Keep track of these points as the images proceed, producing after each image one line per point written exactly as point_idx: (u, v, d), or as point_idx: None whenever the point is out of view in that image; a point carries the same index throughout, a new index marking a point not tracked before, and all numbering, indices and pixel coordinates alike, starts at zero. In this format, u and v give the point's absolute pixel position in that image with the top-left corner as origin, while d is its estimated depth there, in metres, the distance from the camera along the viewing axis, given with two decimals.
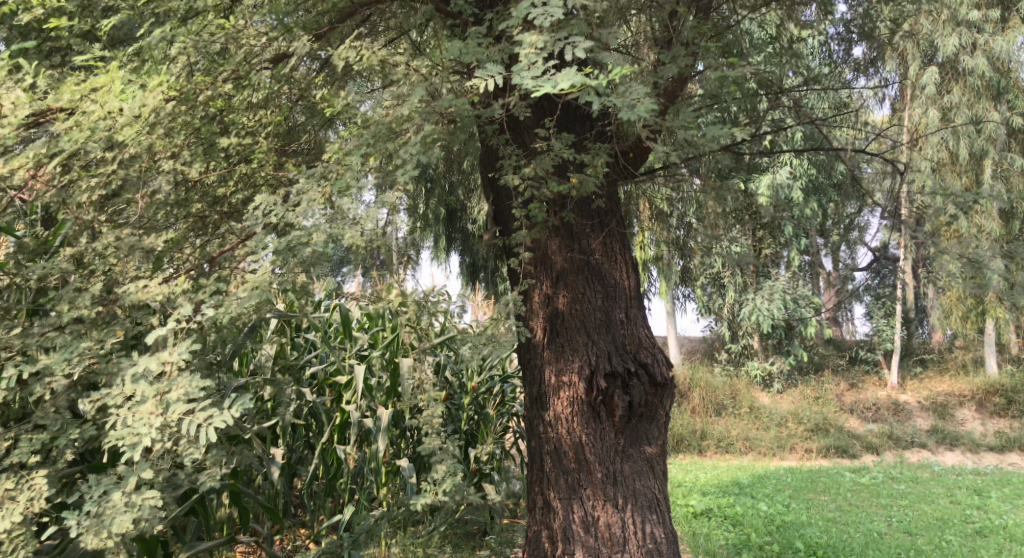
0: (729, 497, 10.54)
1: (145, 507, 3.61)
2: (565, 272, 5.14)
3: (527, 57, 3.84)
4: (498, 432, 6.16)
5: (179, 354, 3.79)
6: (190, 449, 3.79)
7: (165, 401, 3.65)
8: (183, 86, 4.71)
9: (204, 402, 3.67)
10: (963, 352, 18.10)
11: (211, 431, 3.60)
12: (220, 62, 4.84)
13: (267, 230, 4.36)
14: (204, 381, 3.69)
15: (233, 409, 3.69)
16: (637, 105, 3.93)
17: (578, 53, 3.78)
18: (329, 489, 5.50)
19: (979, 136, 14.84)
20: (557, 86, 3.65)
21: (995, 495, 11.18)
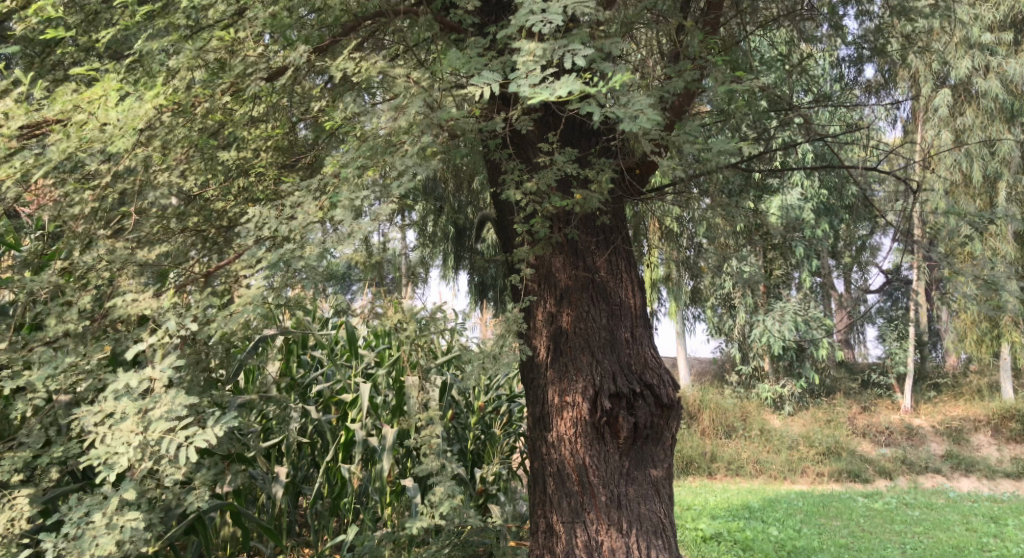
0: (739, 521, 10.40)
1: (126, 529, 3.57)
2: (569, 290, 5.07)
3: (526, 65, 3.77)
4: (504, 452, 6.08)
5: (163, 370, 3.75)
6: (172, 469, 3.71)
7: (146, 420, 3.61)
8: (181, 98, 4.70)
9: (186, 420, 3.63)
10: (978, 376, 17.91)
11: (191, 450, 3.55)
12: (219, 74, 4.84)
13: (261, 245, 4.31)
14: (188, 399, 3.65)
15: (216, 428, 3.64)
16: (640, 116, 3.85)
17: (578, 60, 3.71)
18: (333, 509, 5.39)
19: (992, 159, 14.75)
20: (556, 93, 3.58)
21: (1011, 522, 11.00)
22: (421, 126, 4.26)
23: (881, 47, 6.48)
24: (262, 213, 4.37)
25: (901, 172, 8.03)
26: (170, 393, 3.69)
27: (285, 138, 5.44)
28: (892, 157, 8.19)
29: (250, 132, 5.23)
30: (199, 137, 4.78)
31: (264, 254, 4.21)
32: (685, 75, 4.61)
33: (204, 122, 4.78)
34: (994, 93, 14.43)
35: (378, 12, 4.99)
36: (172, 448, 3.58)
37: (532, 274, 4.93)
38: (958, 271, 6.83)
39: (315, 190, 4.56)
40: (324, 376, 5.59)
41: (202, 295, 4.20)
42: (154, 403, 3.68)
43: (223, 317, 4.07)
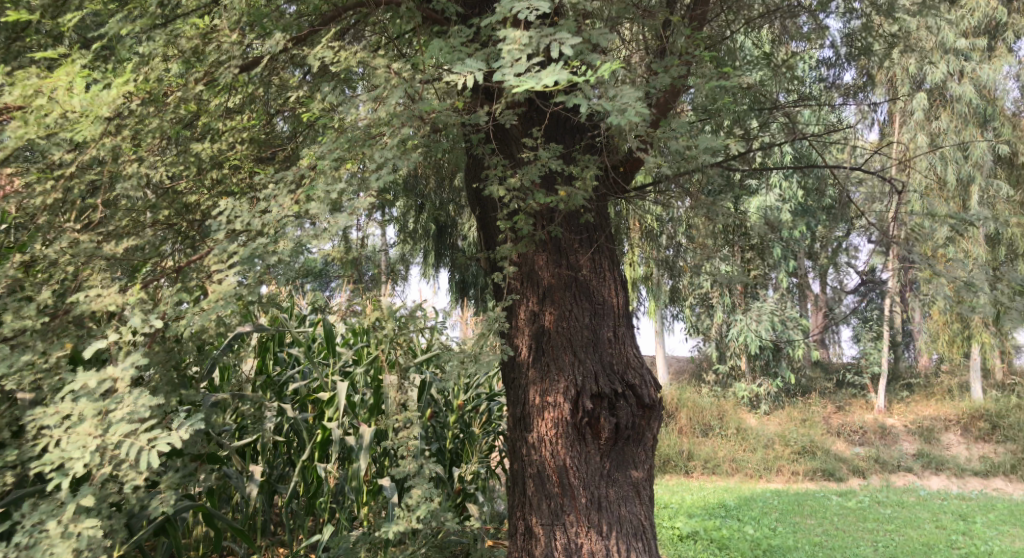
0: (715, 520, 10.40)
1: (83, 537, 3.47)
2: (551, 288, 5.01)
3: (511, 53, 3.69)
4: (483, 451, 6.01)
5: (126, 370, 3.65)
6: (132, 474, 3.60)
7: (106, 422, 3.51)
8: (153, 87, 4.62)
9: (149, 422, 3.53)
10: (950, 377, 18.04)
11: (153, 454, 3.44)
12: (194, 63, 4.76)
13: (233, 238, 4.19)
14: (151, 400, 3.55)
15: (181, 430, 3.53)
16: (628, 109, 3.78)
17: (564, 49, 3.63)
18: (308, 509, 5.31)
19: (966, 162, 14.89)
20: (542, 82, 3.49)
21: (981, 520, 11.08)
22: (400, 117, 4.17)
23: (864, 48, 6.45)
24: (235, 206, 4.26)
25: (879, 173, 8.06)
26: (133, 393, 3.59)
27: (261, 131, 5.35)
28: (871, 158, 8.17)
29: (225, 124, 5.10)
30: (173, 128, 4.69)
31: (237, 247, 4.11)
32: (672, 70, 4.55)
33: (176, 113, 4.69)
34: (967, 98, 14.54)
35: (358, 3, 4.90)
36: (133, 451, 3.47)
37: (514, 272, 4.86)
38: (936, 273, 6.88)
39: (291, 183, 4.46)
40: (300, 374, 5.49)
41: (171, 291, 4.09)
42: (115, 404, 3.57)
43: (192, 313, 3.96)
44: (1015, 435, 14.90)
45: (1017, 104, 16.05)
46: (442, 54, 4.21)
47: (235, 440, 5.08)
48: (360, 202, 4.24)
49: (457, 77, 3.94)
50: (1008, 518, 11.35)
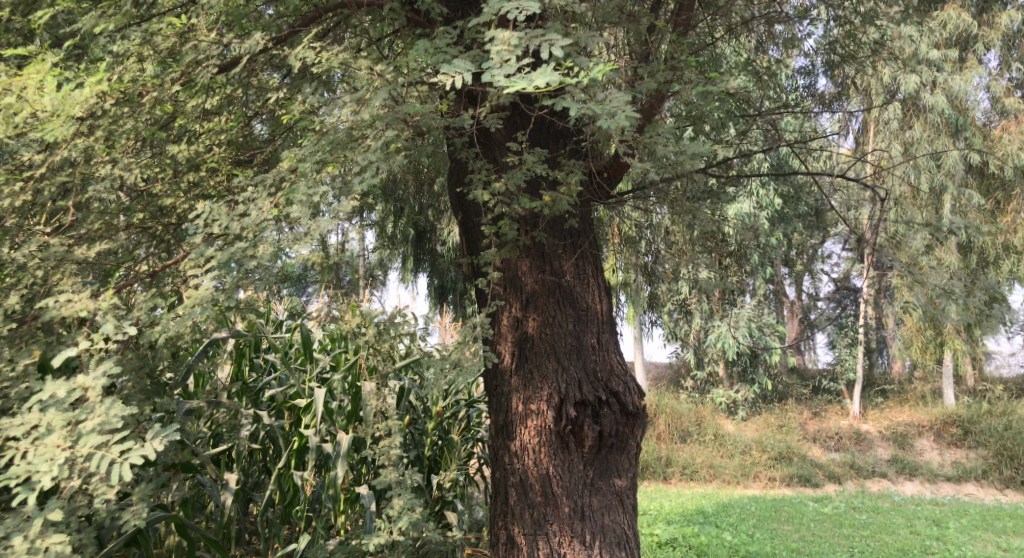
0: (693, 526, 10.38)
1: (50, 553, 3.37)
2: (535, 294, 4.96)
3: (501, 54, 3.65)
4: (462, 458, 5.95)
5: (97, 379, 3.56)
6: (102, 488, 3.51)
7: (75, 433, 3.42)
8: (127, 87, 4.56)
9: (121, 434, 3.44)
10: (923, 383, 18.18)
11: (125, 467, 3.35)
12: (170, 64, 4.69)
13: (210, 242, 4.11)
14: (124, 410, 3.46)
15: (154, 442, 3.45)
16: (618, 113, 3.76)
17: (555, 51, 3.60)
18: (285, 518, 5.18)
19: (939, 171, 15.04)
20: (533, 83, 3.46)
21: (953, 526, 11.15)
22: (383, 119, 4.11)
23: (844, 56, 6.47)
24: (212, 209, 4.18)
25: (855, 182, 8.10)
26: (105, 403, 3.51)
27: (239, 133, 5.27)
28: (848, 166, 8.21)
29: (203, 126, 5.02)
30: (149, 129, 4.62)
31: (215, 252, 4.04)
32: (658, 75, 4.54)
33: (151, 113, 4.62)
34: (940, 108, 14.69)
35: (339, 4, 4.85)
36: (104, 464, 3.38)
37: (498, 278, 4.81)
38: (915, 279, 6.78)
39: (269, 186, 4.39)
40: (276, 380, 5.41)
41: (144, 297, 4.00)
42: (85, 414, 3.48)
43: (167, 319, 3.88)
44: (987, 440, 14.73)
45: (987, 115, 16.25)
46: (428, 55, 4.17)
47: (211, 447, 4.99)
48: (341, 206, 4.17)
49: (444, 78, 3.88)
50: (981, 523, 11.42)
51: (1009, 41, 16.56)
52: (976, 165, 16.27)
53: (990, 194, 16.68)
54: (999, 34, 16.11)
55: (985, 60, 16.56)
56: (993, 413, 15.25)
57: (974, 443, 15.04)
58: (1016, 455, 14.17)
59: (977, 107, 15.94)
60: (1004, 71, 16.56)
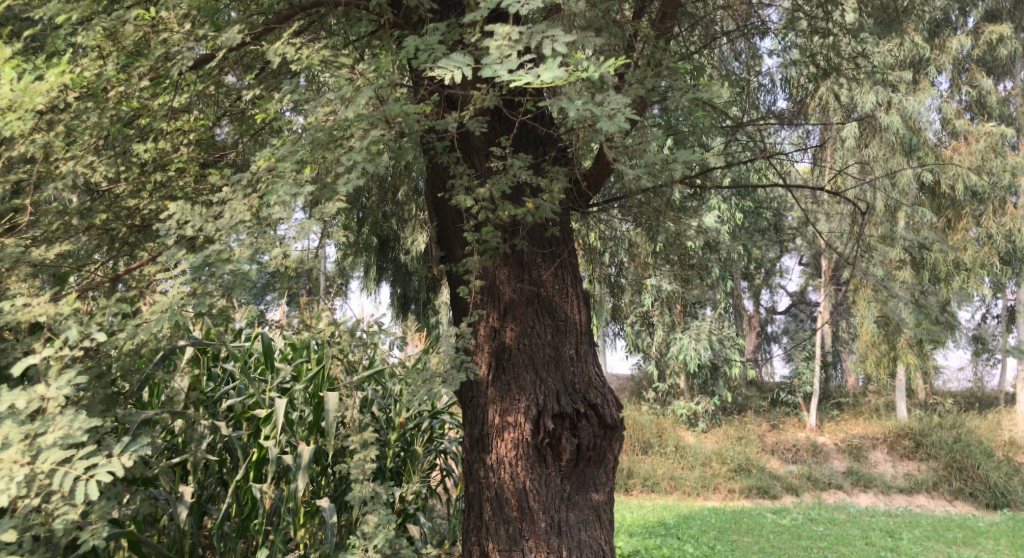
0: (655, 538, 10.34)
1: None
2: (513, 304, 4.89)
3: (501, 49, 3.56)
4: (424, 470, 5.82)
5: (58, 389, 3.44)
6: (63, 508, 3.36)
7: (35, 448, 3.28)
8: (91, 81, 4.42)
9: (85, 449, 3.31)
10: (876, 397, 18.40)
11: (91, 485, 3.22)
12: (137, 60, 4.58)
13: (180, 244, 3.97)
14: (87, 423, 3.34)
15: (121, 458, 3.32)
16: (617, 115, 3.67)
17: (558, 47, 3.52)
18: (241, 531, 5.07)
19: (894, 189, 15.28)
20: (538, 78, 3.35)
21: (907, 537, 11.25)
22: (366, 119, 4.01)
23: (815, 73, 6.49)
24: (183, 209, 4.05)
25: (815, 198, 8.17)
26: (67, 416, 3.37)
27: (208, 134, 5.15)
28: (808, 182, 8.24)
29: (169, 124, 4.87)
30: (114, 127, 4.48)
31: (183, 255, 3.91)
32: (648, 80, 4.45)
33: (116, 109, 4.48)
34: (894, 127, 14.92)
35: (314, 3, 4.74)
36: (68, 481, 3.25)
37: (478, 286, 4.72)
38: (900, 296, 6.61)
39: (242, 187, 4.27)
40: (236, 390, 5.26)
41: (110, 301, 3.86)
42: (45, 427, 3.35)
43: (133, 326, 3.74)
44: (937, 453, 15.01)
45: (939, 136, 16.55)
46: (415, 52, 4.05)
47: (169, 458, 4.83)
48: (311, 211, 4.05)
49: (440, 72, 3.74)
50: (934, 534, 11.54)
51: (958, 66, 17.07)
52: (930, 184, 16.57)
53: (941, 213, 17.02)
54: (950, 57, 16.47)
55: (937, 83, 16.90)
56: (944, 425, 15.46)
57: (926, 456, 15.24)
58: (965, 467, 14.50)
59: (930, 128, 16.27)
60: (955, 94, 16.91)
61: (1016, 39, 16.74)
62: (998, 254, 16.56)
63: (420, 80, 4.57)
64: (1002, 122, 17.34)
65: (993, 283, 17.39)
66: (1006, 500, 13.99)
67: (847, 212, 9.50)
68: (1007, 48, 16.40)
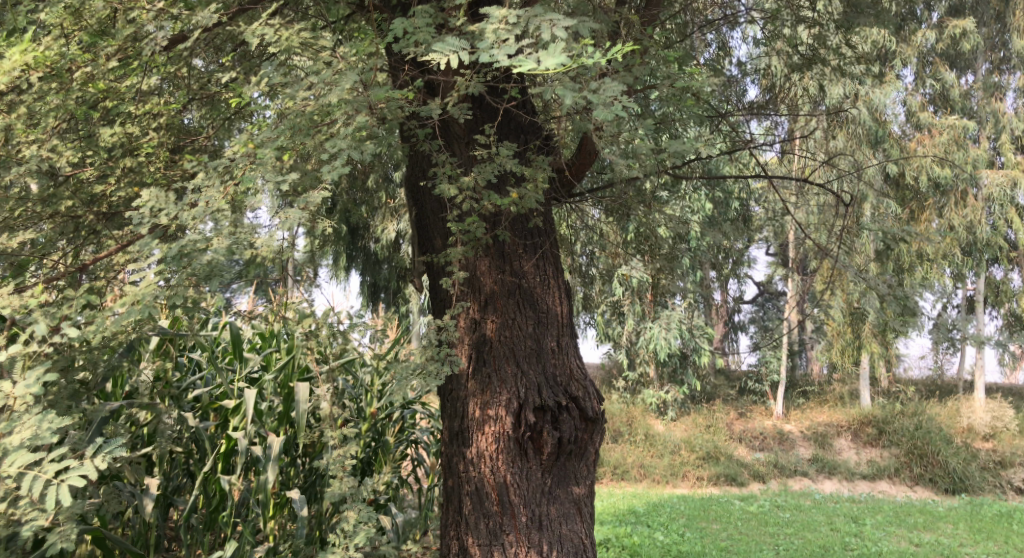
0: (625, 526, 10.35)
1: None
2: (494, 295, 4.82)
3: (497, 33, 3.49)
4: (396, 460, 5.75)
5: (27, 388, 3.35)
6: (33, 513, 3.27)
7: (3, 450, 3.21)
8: (55, 62, 4.28)
9: (56, 452, 3.23)
10: (840, 386, 18.58)
11: (63, 490, 3.15)
12: (104, 39, 4.46)
13: (154, 233, 3.86)
14: (58, 424, 3.26)
15: (95, 462, 3.24)
16: (614, 104, 3.56)
17: (557, 32, 3.42)
18: (208, 523, 4.97)
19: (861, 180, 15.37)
20: (539, 64, 3.20)
21: (870, 522, 11.36)
22: (349, 105, 3.90)
23: (794, 64, 6.43)
24: (157, 196, 3.92)
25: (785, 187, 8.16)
26: (37, 416, 3.30)
27: (178, 119, 5.01)
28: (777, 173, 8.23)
29: (137, 108, 4.74)
30: (78, 110, 4.35)
31: (156, 244, 3.81)
32: (636, 68, 4.38)
33: (81, 90, 4.37)
34: (861, 119, 14.97)
35: None
36: (39, 486, 3.18)
37: (460, 278, 4.64)
38: (870, 285, 6.60)
39: (217, 173, 4.15)
40: (203, 380, 5.15)
41: (80, 292, 3.74)
42: (14, 428, 3.27)
43: (103, 318, 3.64)
44: (899, 440, 15.17)
45: (904, 128, 16.70)
46: (400, 34, 3.94)
47: (135, 449, 4.72)
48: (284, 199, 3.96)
49: (430, 56, 3.57)
50: (897, 519, 11.68)
51: (922, 59, 17.27)
52: (895, 176, 16.74)
53: (906, 205, 17.19)
54: (915, 50, 16.61)
55: (902, 76, 17.03)
56: (906, 413, 15.62)
57: (889, 443, 15.39)
58: (925, 454, 14.76)
59: (895, 120, 16.40)
60: (919, 87, 17.06)
61: (977, 33, 16.91)
62: (960, 245, 16.76)
63: (402, 65, 4.47)
64: (964, 115, 17.53)
65: (953, 273, 17.60)
66: (964, 485, 14.30)
67: (814, 202, 9.52)
68: (970, 42, 16.54)
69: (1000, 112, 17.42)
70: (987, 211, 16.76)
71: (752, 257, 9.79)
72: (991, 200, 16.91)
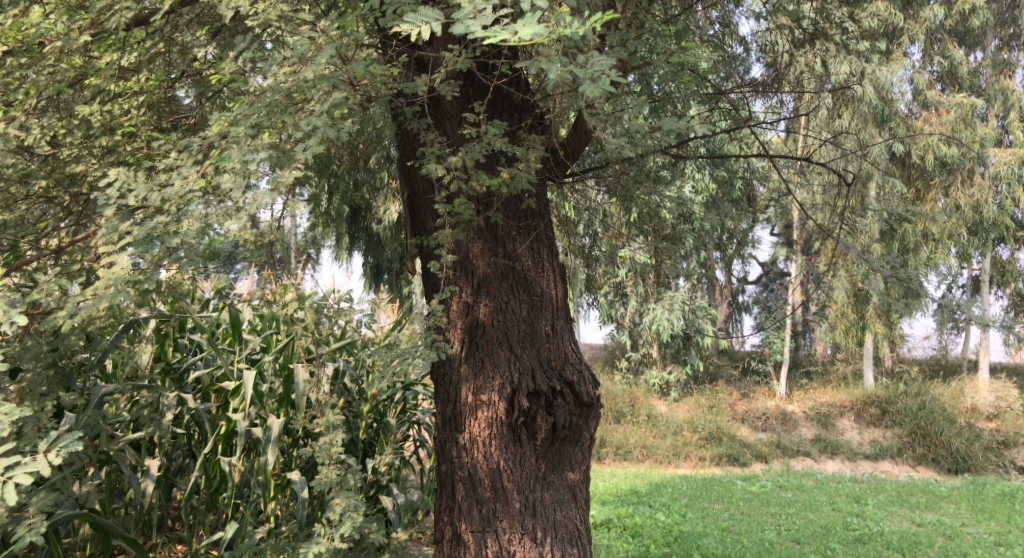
0: (628, 507, 10.32)
1: None
2: (487, 278, 4.76)
3: (475, 3, 3.30)
4: (398, 441, 5.72)
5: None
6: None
7: None
8: (25, 34, 4.30)
9: (6, 446, 3.26)
10: (844, 365, 18.52)
11: (8, 488, 3.18)
12: (78, 12, 4.42)
13: (121, 214, 3.78)
14: (9, 417, 3.27)
15: (46, 458, 3.27)
16: (601, 78, 3.41)
17: (537, 1, 3.24)
18: (210, 504, 4.96)
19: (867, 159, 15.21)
20: (516, 35, 3.03)
21: (872, 502, 11.32)
22: (329, 81, 3.80)
23: (797, 40, 6.31)
24: (126, 175, 3.85)
25: (790, 168, 8.06)
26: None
27: (162, 97, 4.89)
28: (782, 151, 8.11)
29: (117, 85, 4.66)
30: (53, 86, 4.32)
31: (124, 225, 3.70)
32: (632, 43, 4.25)
33: (52, 66, 4.38)
34: (868, 97, 14.81)
35: None
36: None
37: (450, 260, 4.58)
38: (873, 267, 6.50)
39: (194, 151, 4.09)
40: (204, 361, 5.12)
41: (53, 276, 3.66)
42: None
43: (75, 302, 3.53)
44: (901, 419, 15.11)
45: (910, 107, 16.53)
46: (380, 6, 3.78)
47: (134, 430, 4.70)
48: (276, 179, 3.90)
49: (405, 28, 3.41)
50: (899, 499, 11.63)
51: (930, 36, 17.07)
52: (901, 155, 16.58)
53: (911, 184, 17.01)
54: (923, 27, 16.40)
55: (909, 54, 16.84)
56: (909, 393, 15.55)
57: (893, 423, 15.32)
58: (928, 434, 14.70)
59: (901, 99, 16.23)
60: (927, 64, 16.91)
61: (987, 10, 16.73)
62: (966, 224, 16.62)
63: (391, 42, 4.39)
64: (972, 93, 17.35)
65: (959, 252, 17.49)
66: (967, 465, 14.31)
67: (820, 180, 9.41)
68: (979, 19, 16.34)
69: (1009, 89, 17.19)
70: (994, 190, 16.61)
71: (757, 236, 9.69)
72: (998, 179, 16.75)
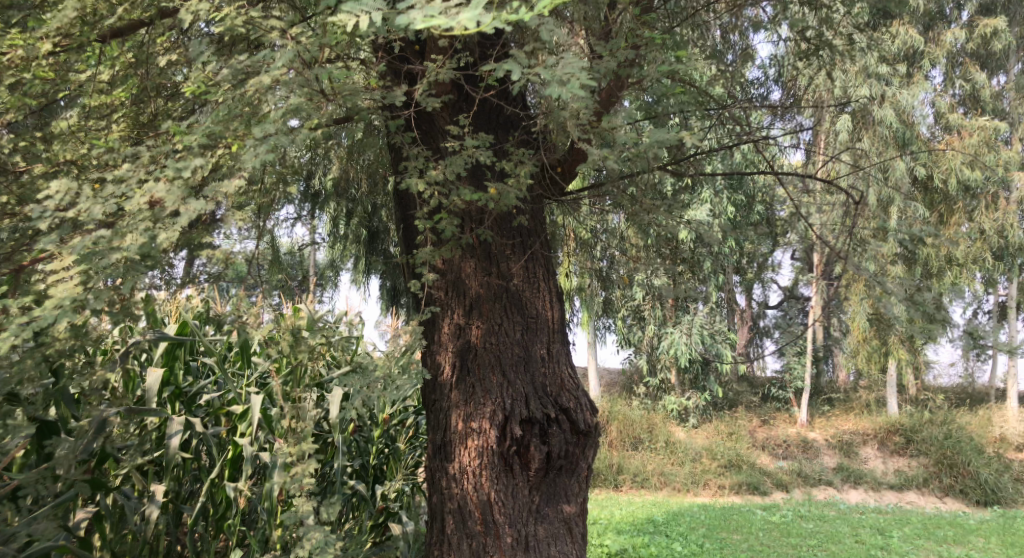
0: (645, 537, 10.07)
1: None
2: (479, 299, 4.63)
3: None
4: (409, 467, 5.54)
5: None
6: None
7: None
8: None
9: None
10: (867, 392, 18.16)
11: None
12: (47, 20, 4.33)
13: (60, 227, 3.62)
14: None
15: None
16: (570, 80, 3.25)
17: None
18: (216, 531, 4.76)
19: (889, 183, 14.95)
20: (457, 22, 2.81)
21: (897, 534, 11.01)
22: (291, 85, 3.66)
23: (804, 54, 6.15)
24: (68, 188, 3.69)
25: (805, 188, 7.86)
26: None
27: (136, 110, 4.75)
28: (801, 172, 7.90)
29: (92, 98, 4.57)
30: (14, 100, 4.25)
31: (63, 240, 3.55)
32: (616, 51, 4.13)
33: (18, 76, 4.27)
34: (888, 120, 14.63)
35: None
36: None
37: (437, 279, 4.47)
38: (891, 291, 6.31)
39: (146, 162, 3.94)
40: (214, 384, 4.94)
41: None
42: None
43: (17, 322, 3.39)
44: (927, 449, 14.78)
45: (932, 130, 16.33)
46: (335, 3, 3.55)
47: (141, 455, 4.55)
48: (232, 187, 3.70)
49: (344, 19, 3.21)
50: (923, 532, 11.30)
51: (952, 59, 16.89)
52: (924, 179, 16.37)
53: (934, 207, 16.46)
54: (944, 50, 16.24)
55: (929, 77, 16.70)
56: (934, 421, 15.23)
57: (917, 452, 14.99)
58: (955, 464, 14.33)
59: (923, 122, 15.94)
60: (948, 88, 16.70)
61: (1009, 33, 16.55)
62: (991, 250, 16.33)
63: (374, 53, 4.31)
64: (995, 116, 17.13)
65: (983, 279, 17.20)
66: (996, 497, 13.85)
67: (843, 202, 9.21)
68: (1001, 42, 16.16)
69: None
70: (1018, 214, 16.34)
71: (779, 260, 9.47)
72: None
